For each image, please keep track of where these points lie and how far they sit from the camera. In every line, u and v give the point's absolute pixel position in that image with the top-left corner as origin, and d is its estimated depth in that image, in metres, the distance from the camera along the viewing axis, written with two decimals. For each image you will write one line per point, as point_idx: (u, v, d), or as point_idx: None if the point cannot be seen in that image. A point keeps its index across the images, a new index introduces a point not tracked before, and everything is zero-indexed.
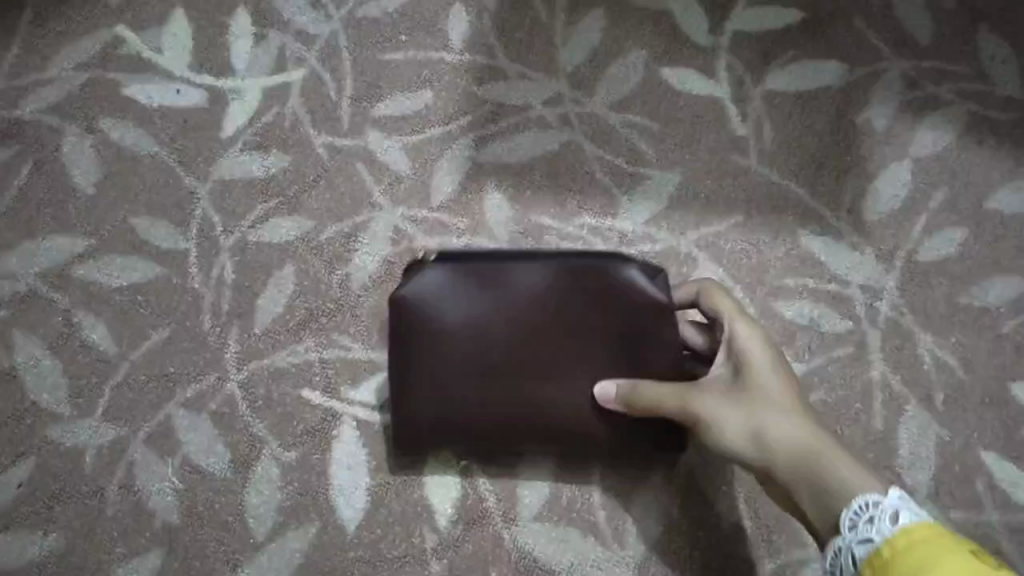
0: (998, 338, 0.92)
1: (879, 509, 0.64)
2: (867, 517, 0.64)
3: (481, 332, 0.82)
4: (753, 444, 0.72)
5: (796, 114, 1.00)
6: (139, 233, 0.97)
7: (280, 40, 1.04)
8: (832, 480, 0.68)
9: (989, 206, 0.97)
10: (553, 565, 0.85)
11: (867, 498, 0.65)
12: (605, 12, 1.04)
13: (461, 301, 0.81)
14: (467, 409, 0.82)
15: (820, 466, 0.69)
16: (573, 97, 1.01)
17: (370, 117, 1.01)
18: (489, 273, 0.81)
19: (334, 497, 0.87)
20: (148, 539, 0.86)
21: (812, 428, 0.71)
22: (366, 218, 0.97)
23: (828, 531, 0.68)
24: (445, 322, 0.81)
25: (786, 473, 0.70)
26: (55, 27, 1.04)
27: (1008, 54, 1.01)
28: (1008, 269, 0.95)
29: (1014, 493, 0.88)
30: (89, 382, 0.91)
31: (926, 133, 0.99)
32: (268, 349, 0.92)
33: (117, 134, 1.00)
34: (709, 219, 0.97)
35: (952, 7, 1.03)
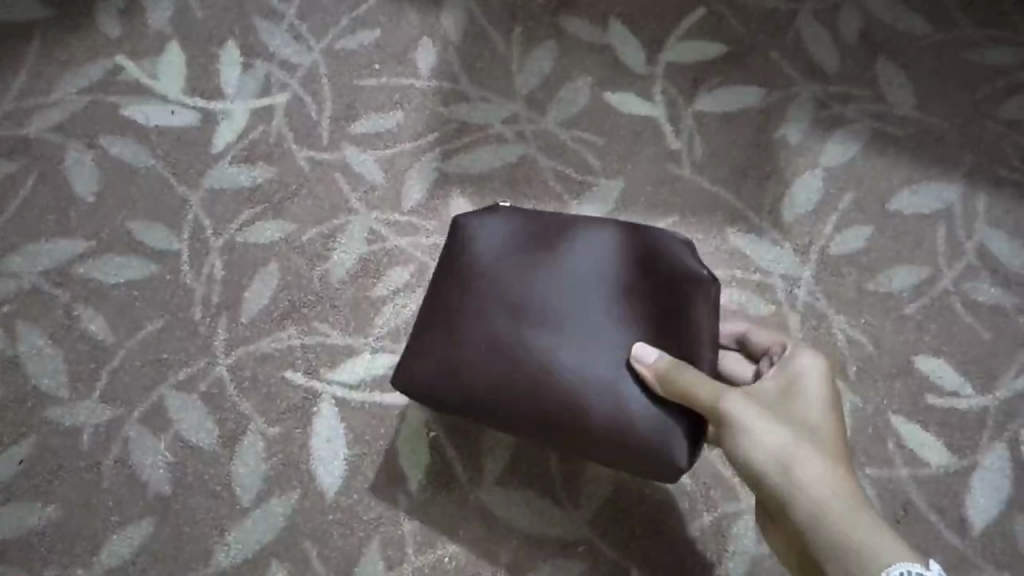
0: (902, 318, 1.05)
1: None
2: None
3: (515, 285, 0.82)
4: (780, 465, 0.70)
5: (722, 131, 1.15)
6: (135, 235, 1.06)
7: (265, 68, 1.17)
8: (856, 535, 0.65)
9: (890, 206, 1.11)
10: (514, 523, 0.93)
11: (911, 567, 0.63)
12: (555, 46, 1.19)
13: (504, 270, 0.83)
14: (473, 357, 0.81)
15: (846, 513, 0.67)
16: (528, 117, 1.15)
17: (348, 134, 1.13)
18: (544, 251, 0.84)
19: (315, 466, 0.96)
20: (142, 507, 0.94)
21: (847, 474, 0.69)
22: (343, 221, 1.08)
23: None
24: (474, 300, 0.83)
25: (806, 508, 0.68)
26: (60, 57, 1.15)
27: (902, 80, 1.18)
28: (908, 259, 1.08)
29: (920, 452, 0.99)
30: (88, 368, 0.99)
31: (835, 147, 1.15)
32: (254, 337, 1.01)
33: (115, 149, 1.11)
34: (649, 220, 1.10)
35: (852, 42, 1.20)
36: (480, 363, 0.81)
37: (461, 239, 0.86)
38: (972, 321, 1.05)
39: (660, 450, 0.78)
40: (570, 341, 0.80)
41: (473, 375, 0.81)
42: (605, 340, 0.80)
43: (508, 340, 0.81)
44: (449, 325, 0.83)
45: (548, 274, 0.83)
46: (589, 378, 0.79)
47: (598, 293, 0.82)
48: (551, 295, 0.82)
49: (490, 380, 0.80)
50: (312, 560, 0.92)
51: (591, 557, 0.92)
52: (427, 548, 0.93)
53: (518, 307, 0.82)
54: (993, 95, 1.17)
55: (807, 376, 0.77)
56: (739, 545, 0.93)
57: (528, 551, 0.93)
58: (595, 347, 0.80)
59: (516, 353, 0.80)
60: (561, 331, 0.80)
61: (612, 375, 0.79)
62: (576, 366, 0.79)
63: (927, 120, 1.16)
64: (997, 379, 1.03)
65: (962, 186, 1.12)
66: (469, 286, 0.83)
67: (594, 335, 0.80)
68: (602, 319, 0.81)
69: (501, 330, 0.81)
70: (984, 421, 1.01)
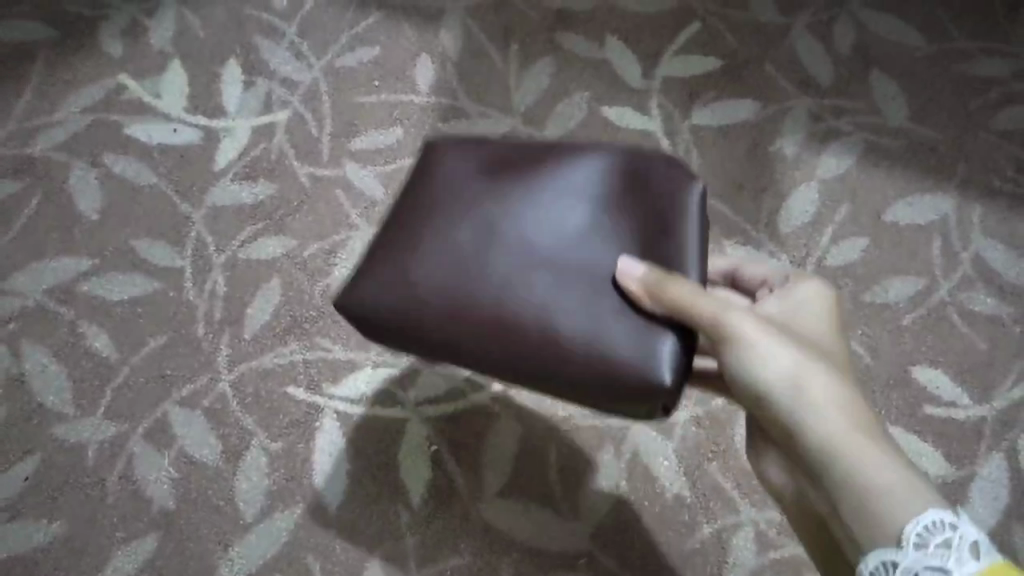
0: (899, 329, 1.06)
1: (954, 534, 0.57)
2: (940, 538, 0.57)
3: (483, 206, 0.77)
4: (791, 392, 0.66)
5: (718, 144, 1.16)
6: (139, 253, 1.07)
7: (266, 86, 1.18)
8: (875, 472, 0.61)
9: (886, 218, 1.12)
10: (515, 536, 0.94)
11: (941, 516, 0.57)
12: (552, 62, 1.21)
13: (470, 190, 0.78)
14: (434, 275, 0.75)
15: (863, 447, 0.63)
16: (526, 132, 1.16)
17: (348, 150, 1.14)
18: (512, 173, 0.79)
19: (317, 480, 0.96)
20: (146, 523, 0.94)
21: (859, 404, 0.66)
22: (344, 236, 1.09)
23: (864, 533, 0.61)
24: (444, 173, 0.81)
25: (820, 441, 0.64)
26: (64, 77, 1.17)
27: (896, 92, 1.19)
28: (904, 270, 1.09)
29: (919, 462, 1.00)
30: (92, 385, 1.00)
31: (830, 159, 1.16)
32: (256, 352, 1.02)
33: (119, 168, 1.12)
34: None
35: (846, 55, 1.21)
36: (442, 287, 0.74)
37: (426, 165, 0.82)
38: (968, 331, 1.06)
39: (646, 377, 0.69)
40: (546, 264, 0.74)
41: (431, 300, 0.74)
42: (583, 265, 0.74)
43: (477, 261, 0.75)
44: (412, 247, 0.77)
45: (530, 193, 0.77)
46: (562, 303, 0.72)
47: (583, 218, 0.76)
48: (531, 216, 0.76)
49: (451, 308, 0.73)
50: (315, 574, 0.92)
51: (592, 570, 0.93)
52: (429, 562, 0.93)
53: (492, 226, 0.76)
54: (986, 106, 1.18)
55: (808, 304, 0.76)
56: (738, 557, 0.94)
57: (529, 564, 0.93)
58: (572, 271, 0.73)
59: (483, 274, 0.74)
60: (535, 252, 0.74)
61: (588, 297, 0.72)
62: (550, 291, 0.72)
63: (921, 132, 1.17)
64: (994, 389, 1.03)
65: (956, 197, 1.13)
66: (442, 209, 0.78)
67: (572, 259, 0.74)
68: (584, 243, 0.75)
69: (470, 251, 0.75)
70: (982, 431, 1.01)
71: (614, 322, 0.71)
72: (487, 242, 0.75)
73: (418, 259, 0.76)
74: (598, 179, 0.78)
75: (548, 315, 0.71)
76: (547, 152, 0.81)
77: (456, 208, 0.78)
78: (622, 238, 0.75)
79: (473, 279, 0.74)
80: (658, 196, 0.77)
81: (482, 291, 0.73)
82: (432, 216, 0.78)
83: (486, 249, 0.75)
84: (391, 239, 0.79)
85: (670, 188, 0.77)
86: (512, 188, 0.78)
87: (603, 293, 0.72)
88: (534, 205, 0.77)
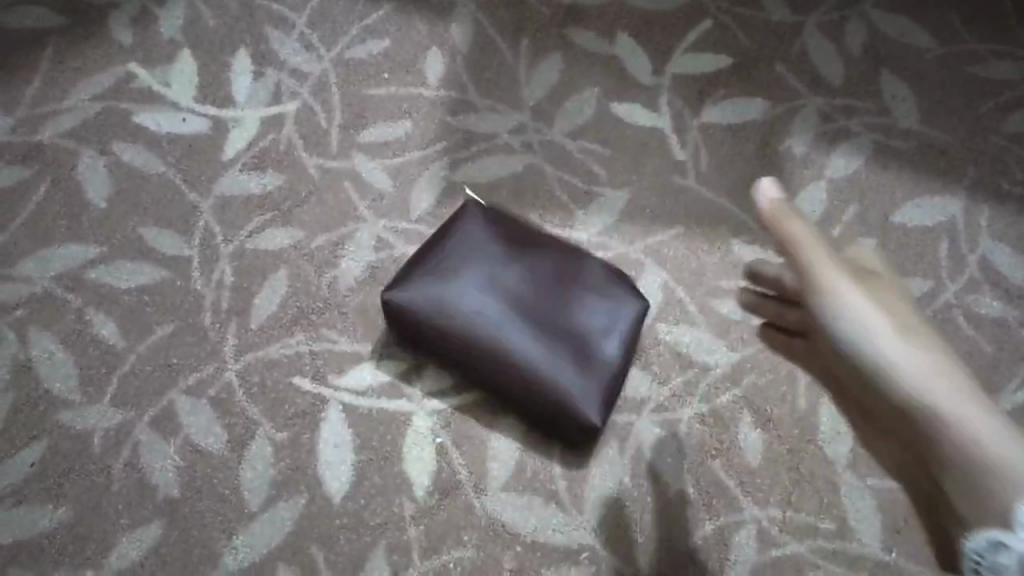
0: None
1: None
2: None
3: (490, 241, 0.99)
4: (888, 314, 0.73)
5: (727, 142, 1.16)
6: (146, 241, 1.08)
7: (276, 76, 1.18)
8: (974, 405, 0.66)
9: (893, 219, 1.12)
10: (519, 529, 0.95)
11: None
12: (562, 57, 1.21)
13: (482, 235, 1.00)
14: (456, 297, 0.95)
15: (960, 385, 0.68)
16: (535, 126, 1.16)
17: (357, 142, 1.14)
18: (515, 224, 1.02)
19: (322, 471, 0.97)
20: (151, 510, 0.95)
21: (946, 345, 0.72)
22: (352, 229, 1.09)
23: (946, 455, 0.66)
24: (463, 230, 1.00)
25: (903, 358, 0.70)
26: (73, 65, 1.17)
27: (906, 93, 1.19)
28: (911, 271, 1.09)
29: None
30: (99, 372, 1.01)
31: (839, 159, 1.16)
32: (262, 342, 1.03)
33: (127, 156, 1.12)
34: (654, 230, 1.11)
35: (856, 55, 1.21)
36: (476, 331, 0.95)
37: (446, 228, 1.01)
38: (973, 334, 1.06)
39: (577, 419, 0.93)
40: (542, 335, 0.95)
41: (470, 331, 0.95)
42: (570, 335, 0.96)
43: (494, 308, 0.95)
44: (441, 271, 0.97)
45: (525, 240, 1.01)
46: (564, 381, 0.93)
47: (553, 284, 0.98)
48: (518, 271, 0.98)
49: (482, 368, 0.95)
50: (318, 564, 0.93)
51: (595, 564, 0.93)
52: (432, 554, 0.94)
53: (492, 264, 0.98)
54: (996, 109, 1.18)
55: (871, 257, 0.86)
56: (739, 553, 0.94)
57: (532, 557, 0.94)
58: (564, 342, 0.95)
59: (502, 337, 0.94)
60: (525, 297, 0.97)
61: (551, 367, 0.94)
62: (552, 367, 0.94)
63: (931, 133, 1.17)
64: (998, 392, 1.03)
65: (964, 200, 1.13)
66: (445, 263, 0.97)
67: (561, 335, 0.96)
68: (562, 310, 0.97)
69: (486, 301, 0.96)
70: None
71: (597, 389, 0.94)
72: (493, 282, 0.97)
73: (450, 301, 0.95)
74: (560, 282, 0.99)
75: (554, 390, 0.93)
76: (533, 240, 1.01)
77: (463, 260, 0.98)
78: (591, 298, 0.98)
79: (496, 381, 0.95)
80: (594, 288, 0.99)
81: (505, 375, 0.94)
82: (439, 269, 0.97)
83: (494, 289, 0.96)
84: (420, 284, 0.96)
85: (601, 280, 0.99)
86: (500, 249, 0.99)
87: (586, 368, 0.94)
88: (517, 263, 0.99)
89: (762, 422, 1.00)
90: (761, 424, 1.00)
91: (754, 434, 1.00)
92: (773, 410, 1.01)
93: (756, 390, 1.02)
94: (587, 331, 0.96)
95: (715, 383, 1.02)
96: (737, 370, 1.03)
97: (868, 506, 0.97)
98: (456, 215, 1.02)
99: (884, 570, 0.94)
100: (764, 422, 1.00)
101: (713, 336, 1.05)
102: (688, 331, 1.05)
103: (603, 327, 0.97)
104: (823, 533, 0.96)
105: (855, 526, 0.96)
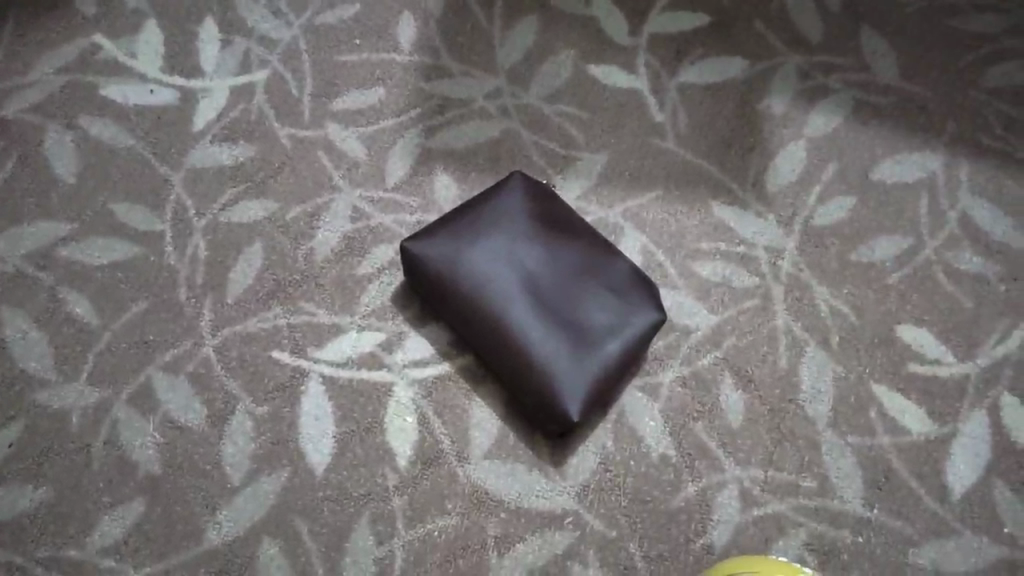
0: (884, 288, 1.06)
1: None
2: None
3: (508, 216, 1.00)
4: None
5: (706, 102, 1.15)
6: (118, 217, 1.06)
7: (245, 45, 1.16)
8: None
9: (873, 176, 1.11)
10: (503, 496, 0.95)
11: None
12: (537, 19, 1.18)
13: (504, 208, 1.01)
14: (467, 264, 0.97)
15: None
16: (511, 90, 1.14)
17: (330, 111, 1.12)
18: (536, 201, 1.03)
19: (304, 444, 0.96)
20: (133, 488, 0.94)
21: None
22: (327, 199, 1.07)
23: None
24: (493, 200, 1.01)
25: None
26: (35, 36, 1.14)
27: (886, 48, 1.18)
28: (891, 229, 1.09)
29: (902, 420, 1.00)
30: (74, 351, 1.00)
31: (818, 117, 1.14)
32: (240, 317, 1.02)
33: (95, 130, 1.10)
34: (633, 193, 1.09)
35: (835, 11, 1.20)
36: (481, 296, 0.96)
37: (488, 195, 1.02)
38: (954, 289, 1.06)
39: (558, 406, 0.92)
40: (548, 318, 0.95)
41: (476, 294, 0.96)
42: (576, 324, 0.96)
43: (506, 278, 0.97)
44: (455, 238, 0.98)
45: (540, 217, 1.01)
46: (556, 361, 0.93)
47: (573, 275, 0.98)
48: (540, 253, 0.99)
49: (480, 336, 0.96)
50: (302, 536, 0.93)
51: (579, 528, 0.94)
52: (416, 523, 0.94)
53: (513, 239, 0.99)
54: (976, 62, 1.17)
55: None
56: (722, 514, 0.95)
57: (516, 523, 0.94)
58: (568, 328, 0.95)
59: (504, 309, 0.95)
60: (540, 280, 0.97)
61: (549, 351, 0.94)
62: (550, 346, 0.94)
63: (911, 89, 1.16)
64: (978, 346, 1.03)
65: (944, 155, 1.12)
66: (474, 225, 0.99)
67: (567, 322, 0.96)
68: (574, 298, 0.97)
69: (500, 271, 0.97)
70: (965, 388, 1.01)
71: (584, 382, 0.93)
72: (510, 256, 0.98)
73: (465, 260, 0.97)
74: (575, 271, 0.99)
75: (542, 366, 0.93)
76: (564, 226, 1.02)
77: (488, 227, 0.99)
78: (606, 297, 0.98)
79: (498, 351, 0.95)
80: (619, 292, 0.98)
81: (500, 346, 0.95)
82: (463, 230, 0.99)
83: (510, 264, 0.98)
84: (443, 238, 0.98)
85: (621, 282, 0.99)
86: (529, 228, 1.00)
87: (581, 356, 0.94)
88: (541, 245, 0.99)
89: (743, 383, 1.01)
90: (742, 384, 1.01)
91: (736, 395, 1.00)
92: (754, 371, 1.01)
93: (737, 352, 1.02)
94: (592, 325, 0.96)
95: (696, 345, 1.02)
96: (718, 332, 1.03)
97: (848, 464, 0.97)
98: (508, 184, 1.03)
99: (865, 526, 0.95)
100: (745, 383, 1.01)
101: (693, 299, 1.05)
102: (669, 294, 1.05)
103: (611, 326, 0.96)
104: (805, 491, 0.96)
105: (836, 483, 0.97)
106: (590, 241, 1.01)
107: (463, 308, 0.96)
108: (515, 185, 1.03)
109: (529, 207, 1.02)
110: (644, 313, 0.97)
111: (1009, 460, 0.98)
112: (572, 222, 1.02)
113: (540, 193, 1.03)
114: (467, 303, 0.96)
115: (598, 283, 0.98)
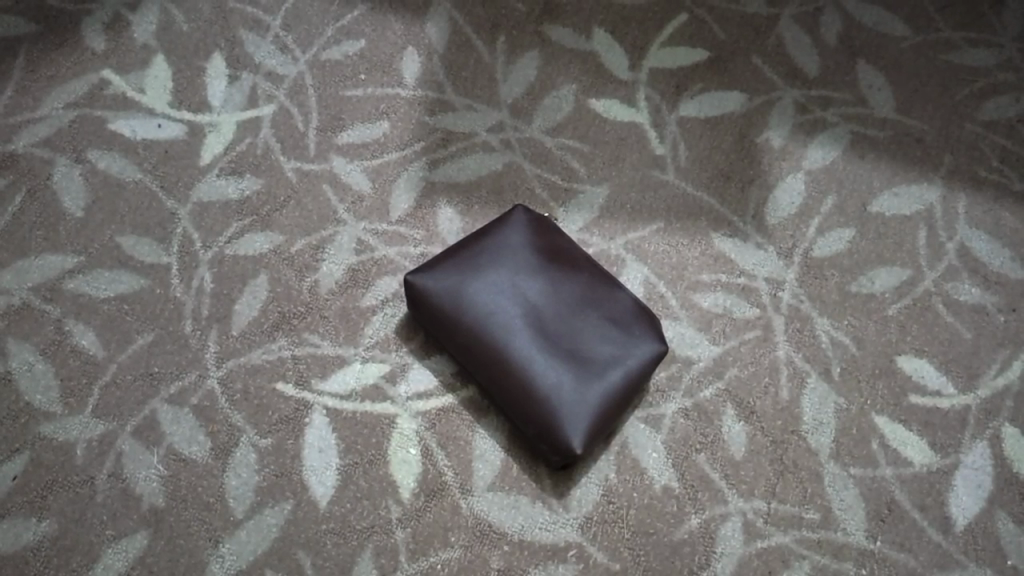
0: (884, 319, 1.06)
1: None
2: None
3: (514, 248, 1.02)
4: None
5: (706, 135, 1.16)
6: (125, 250, 1.07)
7: (251, 80, 1.18)
8: None
9: (872, 209, 1.13)
10: (505, 529, 0.95)
11: None
12: (540, 54, 1.21)
13: (510, 239, 1.02)
14: (473, 295, 0.98)
15: None
16: (513, 124, 1.16)
17: (335, 145, 1.14)
18: (540, 233, 1.04)
19: (308, 476, 0.97)
20: (136, 520, 0.94)
21: None
22: (332, 232, 1.09)
23: None
24: (498, 234, 1.02)
25: None
26: (46, 72, 1.16)
27: (883, 82, 1.20)
28: (891, 260, 1.10)
29: (905, 451, 1.00)
30: (80, 383, 1.00)
31: (816, 150, 1.16)
32: (244, 349, 1.02)
33: (103, 163, 1.11)
34: (634, 225, 1.11)
35: (832, 45, 1.22)
36: (484, 327, 0.97)
37: (494, 227, 1.03)
38: (953, 321, 1.07)
39: (559, 437, 0.92)
40: (551, 349, 0.96)
41: (478, 326, 0.97)
42: (578, 355, 0.96)
43: (508, 310, 0.97)
44: (460, 270, 1.00)
45: (544, 248, 1.02)
46: (559, 392, 0.93)
47: (576, 306, 0.99)
48: (542, 284, 1.00)
49: (482, 368, 0.96)
50: (305, 569, 0.92)
51: (582, 561, 0.94)
52: (420, 556, 0.93)
53: (516, 271, 1.00)
54: (971, 96, 1.19)
55: None
56: (725, 546, 0.95)
57: (519, 556, 0.94)
58: (570, 358, 0.96)
59: (507, 340, 0.96)
60: (543, 311, 0.98)
61: (553, 381, 0.94)
62: (553, 377, 0.94)
63: (907, 122, 1.18)
64: (978, 376, 1.04)
65: (941, 187, 1.14)
66: (478, 258, 1.01)
67: (569, 353, 0.96)
68: (576, 328, 0.98)
69: (503, 303, 0.98)
70: (966, 418, 1.02)
71: (586, 413, 0.93)
72: (512, 287, 0.99)
73: (469, 292, 0.98)
74: (580, 304, 0.99)
75: (545, 397, 0.93)
76: (568, 258, 1.02)
77: (491, 260, 1.00)
78: (608, 328, 0.98)
79: (500, 381, 0.95)
80: (621, 324, 0.99)
81: (502, 377, 0.95)
82: (468, 263, 1.00)
83: (512, 295, 0.98)
84: (446, 271, 1.00)
85: (624, 314, 0.99)
86: (531, 259, 1.01)
87: (583, 387, 0.94)
88: (543, 276, 1.00)
89: (746, 415, 1.01)
90: (744, 416, 1.01)
91: (739, 426, 1.00)
92: (756, 403, 1.02)
93: (739, 382, 1.03)
94: (595, 356, 0.96)
95: (699, 376, 1.03)
96: (720, 363, 1.04)
97: (850, 495, 0.97)
98: (516, 217, 1.04)
99: (869, 558, 0.95)
100: (747, 415, 1.01)
101: (695, 330, 1.05)
102: (670, 325, 1.05)
103: (613, 357, 0.96)
104: (808, 523, 0.96)
105: (840, 515, 0.97)
106: (592, 274, 1.02)
107: (469, 338, 0.97)
108: (521, 218, 1.04)
109: (533, 238, 1.03)
110: (646, 344, 0.98)
111: (1012, 491, 0.98)
112: (573, 253, 1.03)
113: (546, 226, 1.05)
114: (471, 332, 0.97)
115: (600, 314, 0.99)
